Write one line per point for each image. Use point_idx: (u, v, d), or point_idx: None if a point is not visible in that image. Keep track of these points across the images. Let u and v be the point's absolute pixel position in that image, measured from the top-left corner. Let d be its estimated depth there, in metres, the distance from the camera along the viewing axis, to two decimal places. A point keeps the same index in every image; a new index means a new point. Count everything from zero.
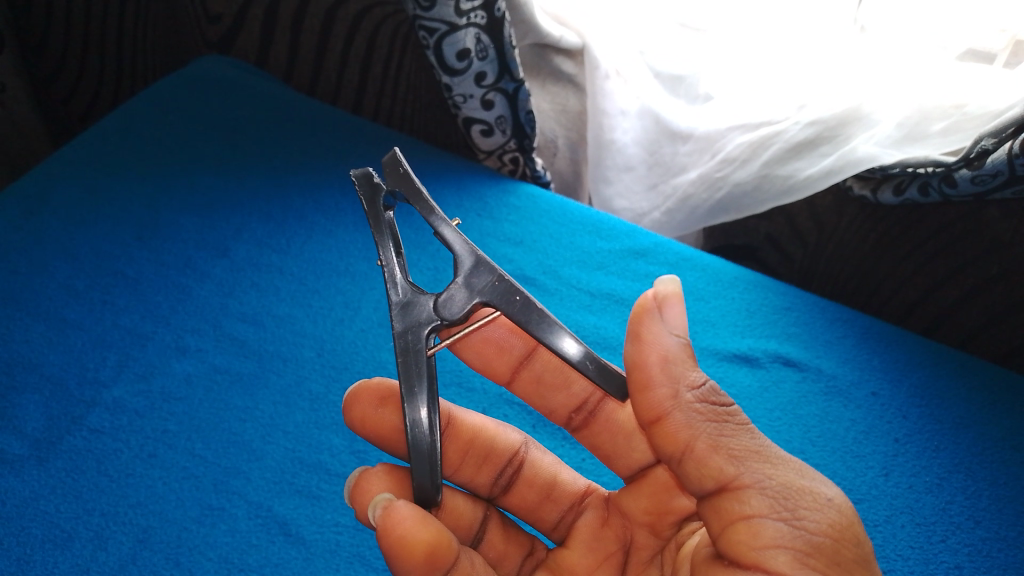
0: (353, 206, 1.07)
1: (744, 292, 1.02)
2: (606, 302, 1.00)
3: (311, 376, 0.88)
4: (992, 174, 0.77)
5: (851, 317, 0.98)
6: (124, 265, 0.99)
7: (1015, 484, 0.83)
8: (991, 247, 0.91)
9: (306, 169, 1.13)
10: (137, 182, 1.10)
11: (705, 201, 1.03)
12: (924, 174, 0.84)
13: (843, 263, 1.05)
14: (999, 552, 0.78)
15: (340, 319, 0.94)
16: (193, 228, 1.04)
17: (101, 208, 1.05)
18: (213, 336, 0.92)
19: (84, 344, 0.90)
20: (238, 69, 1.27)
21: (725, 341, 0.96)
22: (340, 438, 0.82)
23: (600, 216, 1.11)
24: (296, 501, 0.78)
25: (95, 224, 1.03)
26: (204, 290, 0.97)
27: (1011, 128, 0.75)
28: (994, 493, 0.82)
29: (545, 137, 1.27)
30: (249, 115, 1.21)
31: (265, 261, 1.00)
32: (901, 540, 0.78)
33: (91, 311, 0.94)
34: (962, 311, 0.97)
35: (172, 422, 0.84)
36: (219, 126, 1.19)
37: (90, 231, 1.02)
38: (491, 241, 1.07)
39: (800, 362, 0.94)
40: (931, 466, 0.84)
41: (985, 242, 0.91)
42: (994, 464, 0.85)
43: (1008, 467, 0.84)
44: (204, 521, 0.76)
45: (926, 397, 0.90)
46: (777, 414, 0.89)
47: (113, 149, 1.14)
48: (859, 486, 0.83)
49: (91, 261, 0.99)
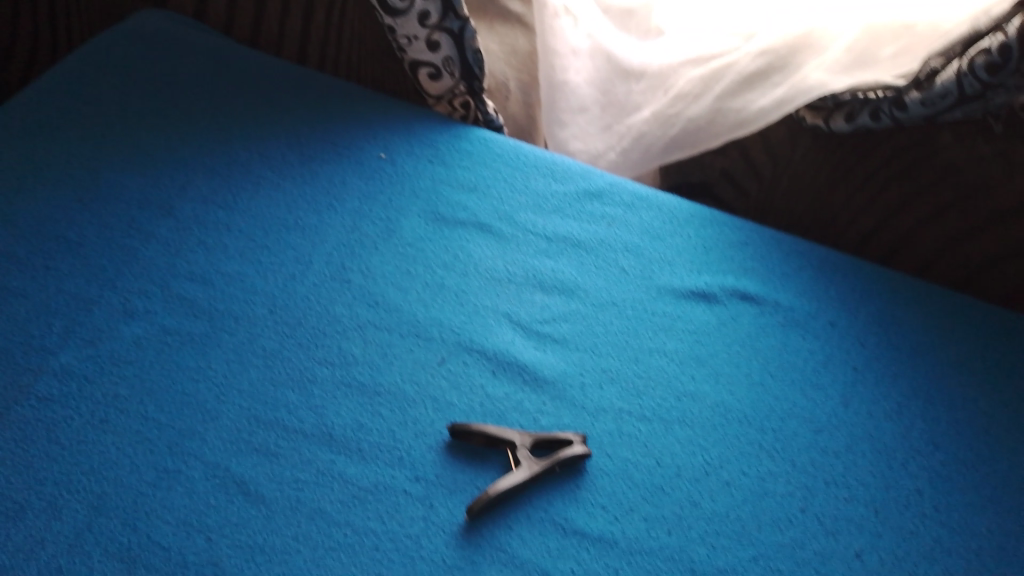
0: (299, 158, 1.07)
1: (700, 228, 1.06)
2: (563, 245, 1.03)
3: (263, 332, 0.90)
4: (942, 94, 0.81)
5: (788, 256, 1.04)
6: (65, 225, 0.95)
7: (957, 411, 0.93)
8: (943, 177, 0.95)
9: (251, 124, 1.10)
10: (70, 135, 1.04)
11: (659, 138, 1.01)
12: (875, 98, 0.88)
13: (800, 196, 1.07)
14: (957, 475, 0.88)
15: (290, 275, 0.95)
16: (137, 186, 1.01)
17: (39, 169, 1.00)
18: (160, 297, 0.91)
19: (26, 312, 0.87)
20: (164, 14, 1.21)
21: (680, 278, 1.01)
22: (295, 395, 0.86)
23: (553, 156, 1.12)
24: (253, 459, 0.80)
25: (31, 189, 0.98)
26: (150, 251, 0.95)
27: (956, 47, 0.79)
28: (936, 417, 0.92)
29: (496, 78, 1.22)
30: (184, 68, 1.16)
31: (213, 218, 0.99)
32: (861, 467, 0.88)
33: (32, 278, 0.90)
34: (915, 238, 1.01)
35: (123, 386, 0.83)
36: (153, 82, 1.13)
37: (21, 192, 0.98)
38: (444, 188, 1.07)
39: (758, 296, 1.00)
40: (856, 396, 0.93)
41: (941, 172, 0.95)
42: (940, 389, 0.94)
43: (949, 387, 0.94)
44: (160, 485, 0.78)
45: (860, 338, 0.98)
46: (735, 348, 0.96)
47: (39, 97, 1.08)
48: (818, 415, 0.92)
49: (29, 226, 0.94)
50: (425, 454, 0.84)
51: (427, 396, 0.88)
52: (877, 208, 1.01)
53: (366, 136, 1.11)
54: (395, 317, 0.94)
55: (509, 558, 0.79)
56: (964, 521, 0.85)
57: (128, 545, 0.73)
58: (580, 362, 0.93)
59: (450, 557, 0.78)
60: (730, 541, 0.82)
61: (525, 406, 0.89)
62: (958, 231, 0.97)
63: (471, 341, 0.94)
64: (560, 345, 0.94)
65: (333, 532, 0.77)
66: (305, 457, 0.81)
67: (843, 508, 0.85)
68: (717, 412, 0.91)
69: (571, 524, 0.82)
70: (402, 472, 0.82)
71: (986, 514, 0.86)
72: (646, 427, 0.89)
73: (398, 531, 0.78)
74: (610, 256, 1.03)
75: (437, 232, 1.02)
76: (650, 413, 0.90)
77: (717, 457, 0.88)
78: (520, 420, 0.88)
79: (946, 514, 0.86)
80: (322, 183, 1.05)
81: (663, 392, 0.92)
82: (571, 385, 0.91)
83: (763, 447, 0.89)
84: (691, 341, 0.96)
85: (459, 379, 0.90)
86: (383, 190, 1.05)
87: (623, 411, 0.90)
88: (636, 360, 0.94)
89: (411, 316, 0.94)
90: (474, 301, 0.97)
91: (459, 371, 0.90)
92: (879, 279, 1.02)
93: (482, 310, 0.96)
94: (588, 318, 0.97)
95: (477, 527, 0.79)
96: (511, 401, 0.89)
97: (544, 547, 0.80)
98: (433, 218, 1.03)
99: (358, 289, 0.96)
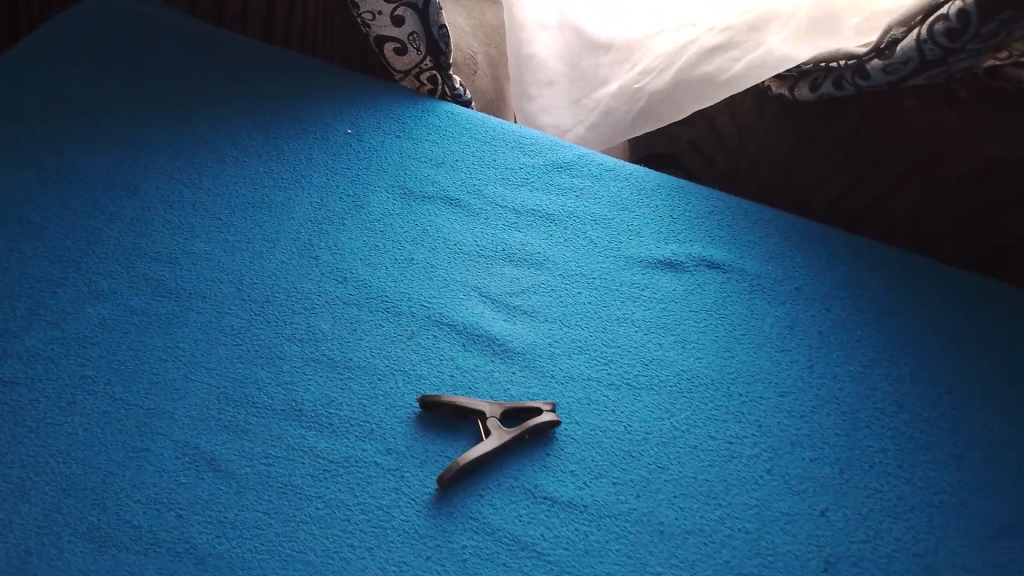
0: (264, 136, 1.19)
1: (666, 197, 1.16)
2: (531, 218, 1.13)
3: (231, 312, 1.00)
4: (904, 60, 0.96)
5: (738, 235, 1.11)
6: (23, 221, 1.06)
7: (914, 373, 0.97)
8: (926, 150, 1.03)
9: (217, 111, 1.21)
10: (45, 123, 1.17)
11: (625, 108, 1.19)
12: (837, 68, 1.01)
13: (765, 164, 1.17)
14: (921, 433, 0.93)
15: (259, 252, 1.07)
16: (99, 168, 1.13)
17: (12, 151, 1.13)
18: (127, 278, 1.02)
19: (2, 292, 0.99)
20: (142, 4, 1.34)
21: (649, 248, 1.09)
22: (265, 371, 0.95)
23: (522, 131, 1.23)
24: (224, 436, 0.89)
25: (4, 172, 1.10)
26: (114, 233, 1.07)
27: (915, 18, 0.93)
28: (894, 377, 0.97)
29: (464, 53, 1.31)
30: (151, 58, 1.26)
31: (178, 198, 1.11)
32: (828, 429, 0.93)
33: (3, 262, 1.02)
34: (882, 205, 1.09)
35: (90, 367, 0.94)
36: (114, 74, 1.24)
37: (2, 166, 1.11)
38: (412, 162, 1.18)
39: (724, 264, 1.07)
40: (819, 357, 0.99)
41: (921, 144, 1.03)
42: (897, 350, 0.99)
43: (907, 347, 0.99)
44: (129, 464, 0.87)
45: (826, 303, 1.04)
46: (702, 315, 1.03)
47: (15, 94, 1.19)
48: (785, 379, 0.97)
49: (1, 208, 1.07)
50: (395, 427, 0.91)
51: (397, 370, 0.96)
52: (856, 176, 1.08)
53: (332, 113, 1.22)
54: (364, 293, 1.03)
55: (481, 524, 0.84)
56: (929, 478, 0.89)
57: (95, 525, 0.82)
58: (549, 332, 1.01)
59: (422, 526, 0.84)
60: (698, 503, 0.87)
61: (495, 376, 0.96)
62: (916, 198, 1.06)
63: (440, 315, 1.02)
64: (528, 316, 1.02)
65: (295, 526, 0.83)
66: (276, 433, 0.90)
67: (806, 467, 0.90)
68: (685, 377, 0.97)
69: (541, 490, 0.87)
70: (373, 445, 0.90)
71: (951, 471, 0.90)
72: (615, 393, 0.95)
73: (368, 502, 0.85)
74: (579, 227, 1.12)
75: (404, 206, 1.13)
76: (618, 380, 0.97)
77: (684, 422, 0.93)
78: (489, 391, 0.95)
79: (910, 471, 0.90)
80: (289, 161, 1.17)
81: (631, 360, 0.99)
82: (540, 355, 0.98)
83: (731, 411, 0.94)
84: (659, 310, 1.03)
85: (428, 352, 0.98)
86: (350, 165, 1.17)
87: (590, 379, 0.97)
88: (604, 329, 1.02)
89: (381, 292, 1.04)
90: (444, 275, 1.06)
91: (428, 344, 0.99)
92: (826, 249, 1.08)
93: (451, 284, 1.05)
94: (558, 290, 1.05)
95: (448, 496, 0.86)
96: (482, 372, 0.96)
97: (516, 513, 0.85)
98: (403, 193, 1.15)
99: (327, 266, 1.06)
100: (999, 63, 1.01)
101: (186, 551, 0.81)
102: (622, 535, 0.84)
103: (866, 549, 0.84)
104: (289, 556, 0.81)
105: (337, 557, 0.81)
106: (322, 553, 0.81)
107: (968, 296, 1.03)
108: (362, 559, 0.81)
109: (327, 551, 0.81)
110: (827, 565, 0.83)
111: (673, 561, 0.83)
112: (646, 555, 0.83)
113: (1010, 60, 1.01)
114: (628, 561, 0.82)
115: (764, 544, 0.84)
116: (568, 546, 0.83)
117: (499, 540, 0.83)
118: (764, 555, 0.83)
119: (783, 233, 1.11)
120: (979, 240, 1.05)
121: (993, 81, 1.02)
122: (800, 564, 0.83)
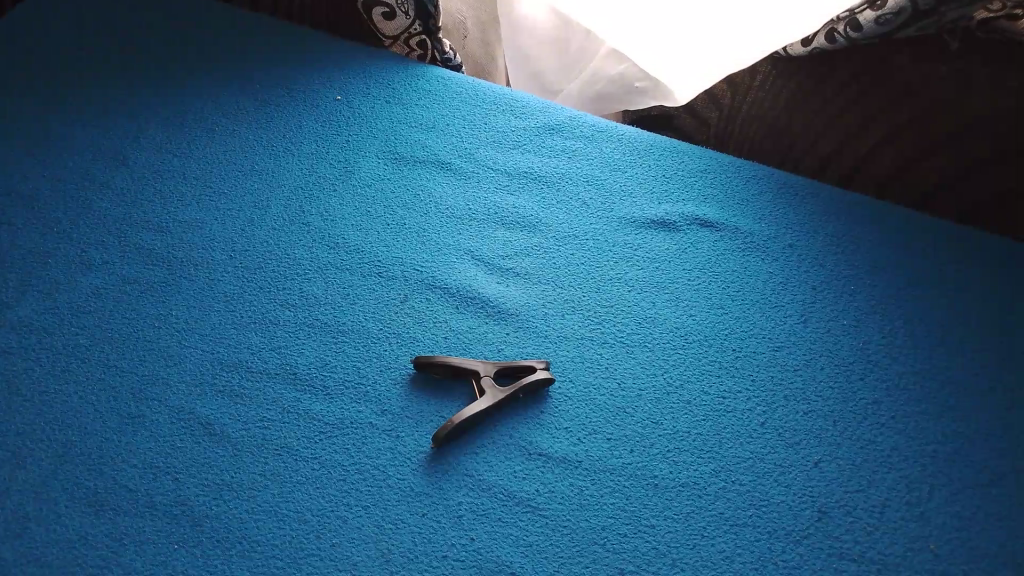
0: (253, 104, 1.18)
1: (659, 156, 1.15)
2: (523, 180, 1.12)
3: (223, 279, 1.00)
4: (895, 12, 0.99)
5: (732, 193, 1.10)
6: (12, 193, 1.06)
7: (906, 326, 0.97)
8: (918, 105, 1.03)
9: (203, 80, 1.20)
10: (31, 95, 1.16)
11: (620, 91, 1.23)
12: (831, 22, 1.05)
13: (757, 122, 1.17)
14: (915, 385, 0.93)
15: (249, 219, 1.06)
16: (88, 137, 1.12)
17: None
18: (118, 248, 1.02)
19: None
20: None
21: (641, 208, 1.09)
22: (259, 336, 0.95)
23: (512, 94, 1.22)
24: (218, 402, 0.89)
25: None
26: (105, 202, 1.06)
27: None
28: (887, 331, 0.97)
29: (453, 18, 1.30)
30: (139, 26, 1.25)
31: (168, 167, 1.10)
32: (821, 382, 0.93)
33: None
34: (874, 161, 1.09)
35: (83, 336, 0.94)
36: (101, 42, 1.23)
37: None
38: (402, 127, 1.17)
39: (716, 222, 1.07)
40: (812, 311, 0.99)
41: (915, 101, 1.03)
42: (889, 303, 0.99)
43: (899, 301, 0.99)
44: (124, 429, 0.87)
45: (819, 258, 1.03)
46: (696, 273, 1.03)
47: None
48: (779, 334, 0.97)
49: None
50: (389, 388, 0.91)
51: (391, 333, 0.96)
52: (850, 132, 1.08)
53: (321, 79, 1.21)
54: (355, 258, 1.03)
55: (476, 481, 0.85)
56: (923, 427, 0.89)
57: (92, 490, 0.82)
58: (542, 293, 1.01)
59: (417, 484, 0.84)
60: (691, 456, 0.87)
61: (489, 337, 0.96)
62: (910, 152, 1.05)
63: (433, 278, 1.01)
64: (521, 278, 1.02)
65: (291, 487, 0.83)
66: (270, 397, 0.90)
67: (800, 420, 0.90)
68: (678, 335, 0.97)
69: (535, 446, 0.88)
70: (368, 407, 0.90)
71: (944, 421, 0.90)
72: (608, 351, 0.95)
73: (364, 462, 0.85)
74: (571, 189, 1.12)
75: (395, 170, 1.13)
76: (611, 339, 0.97)
77: (678, 377, 0.93)
78: (484, 352, 0.95)
79: (904, 422, 0.90)
80: (280, 127, 1.16)
81: (623, 320, 0.98)
82: (534, 316, 0.98)
83: (725, 366, 0.94)
84: (652, 268, 1.03)
85: (422, 315, 0.98)
86: (339, 132, 1.16)
87: (583, 338, 0.97)
88: (597, 289, 1.01)
89: (373, 257, 1.03)
90: (436, 239, 1.05)
91: (421, 307, 0.99)
92: (818, 204, 1.08)
93: (444, 248, 1.05)
94: (550, 252, 1.05)
95: (443, 455, 0.86)
96: (476, 334, 0.96)
97: (511, 469, 0.86)
98: (394, 158, 1.14)
99: (318, 231, 1.05)
100: (991, 16, 0.99)
101: (183, 514, 0.81)
102: (617, 489, 0.84)
103: (860, 499, 0.84)
104: (286, 516, 0.81)
105: (333, 516, 0.82)
106: (318, 512, 0.82)
107: (958, 250, 1.03)
108: (358, 517, 0.82)
109: (323, 511, 0.82)
110: (822, 515, 0.83)
111: (667, 513, 0.83)
112: (641, 508, 0.83)
113: (1005, 12, 0.98)
114: (623, 514, 0.83)
115: (759, 495, 0.84)
116: (564, 501, 0.83)
117: (493, 497, 0.84)
118: (758, 506, 0.83)
119: (776, 189, 1.10)
120: (978, 192, 1.04)
121: (986, 34, 1.01)
122: (794, 515, 0.83)
